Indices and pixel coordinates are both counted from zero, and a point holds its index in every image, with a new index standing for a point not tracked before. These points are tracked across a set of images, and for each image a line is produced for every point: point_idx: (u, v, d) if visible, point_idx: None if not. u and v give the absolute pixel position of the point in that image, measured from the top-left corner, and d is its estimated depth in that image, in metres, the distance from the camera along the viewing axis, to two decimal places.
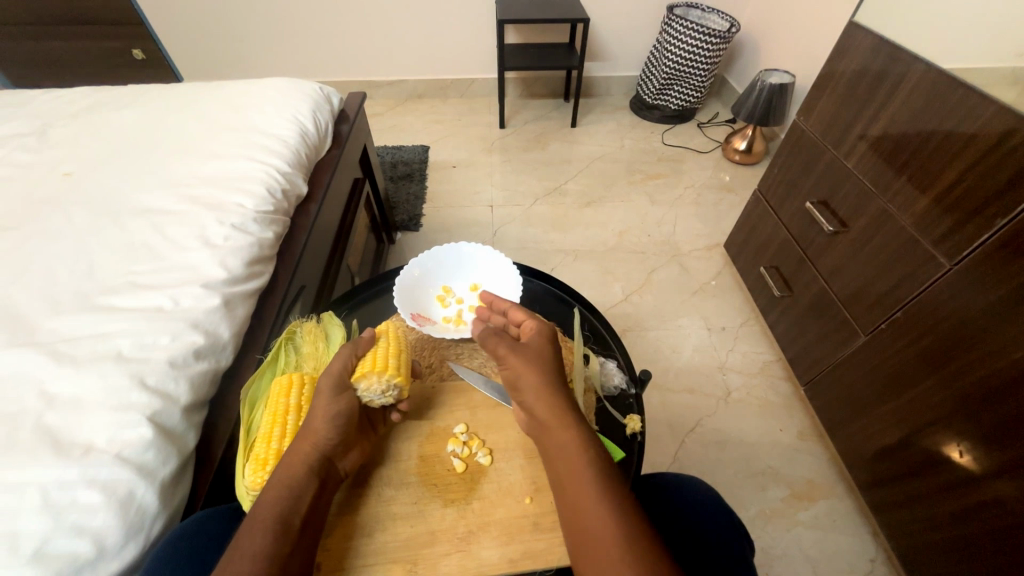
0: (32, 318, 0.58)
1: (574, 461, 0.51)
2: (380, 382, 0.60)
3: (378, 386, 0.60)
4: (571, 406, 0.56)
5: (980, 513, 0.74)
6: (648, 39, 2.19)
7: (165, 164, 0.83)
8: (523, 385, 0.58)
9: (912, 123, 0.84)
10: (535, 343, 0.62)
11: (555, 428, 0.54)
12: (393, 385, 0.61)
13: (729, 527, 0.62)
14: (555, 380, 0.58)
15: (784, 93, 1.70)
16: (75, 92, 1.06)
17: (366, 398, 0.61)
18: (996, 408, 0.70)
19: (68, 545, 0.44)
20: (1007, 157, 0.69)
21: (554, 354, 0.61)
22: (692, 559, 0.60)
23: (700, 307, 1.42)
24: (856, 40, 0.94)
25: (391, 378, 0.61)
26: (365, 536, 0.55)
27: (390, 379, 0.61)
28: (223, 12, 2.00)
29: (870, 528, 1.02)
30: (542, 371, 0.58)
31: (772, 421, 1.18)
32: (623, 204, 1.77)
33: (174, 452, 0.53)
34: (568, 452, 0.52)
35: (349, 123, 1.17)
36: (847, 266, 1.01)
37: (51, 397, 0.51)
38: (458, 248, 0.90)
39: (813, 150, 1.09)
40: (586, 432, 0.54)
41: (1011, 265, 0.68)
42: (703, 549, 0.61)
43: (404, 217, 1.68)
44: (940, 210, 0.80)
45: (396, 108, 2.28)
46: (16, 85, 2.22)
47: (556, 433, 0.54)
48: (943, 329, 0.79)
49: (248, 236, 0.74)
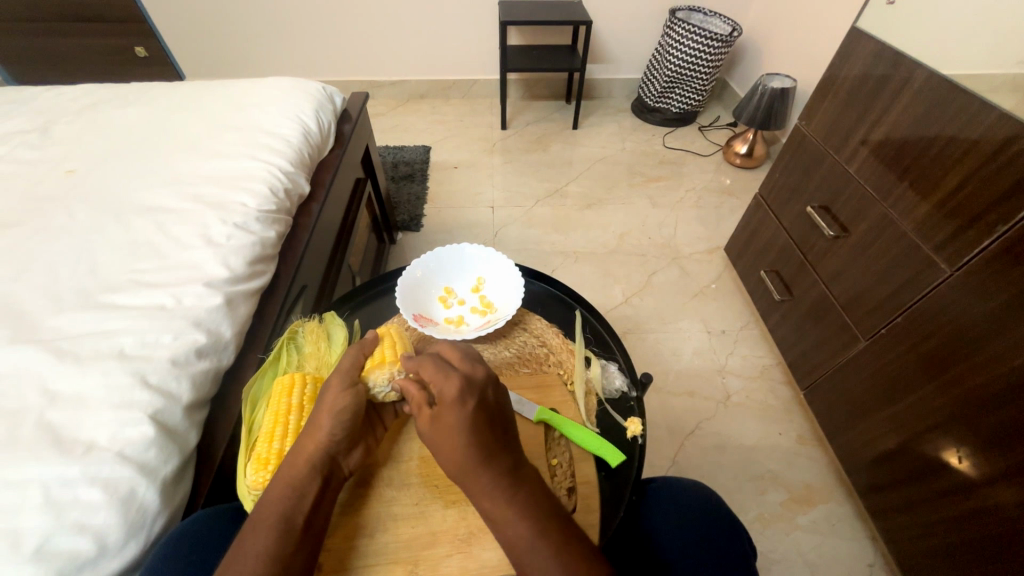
0: (34, 315, 0.58)
1: (509, 534, 0.50)
2: (387, 371, 0.62)
3: (385, 376, 0.62)
4: (507, 475, 0.53)
5: (978, 519, 0.74)
6: (650, 41, 2.20)
7: (168, 162, 0.83)
8: (447, 460, 0.54)
9: (914, 130, 0.84)
10: (445, 414, 0.55)
11: (496, 515, 0.51)
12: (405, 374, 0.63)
13: (719, 536, 0.62)
14: (480, 453, 0.53)
15: (785, 97, 1.71)
16: (78, 89, 1.06)
17: (378, 390, 0.62)
18: (994, 413, 0.71)
19: (69, 543, 0.44)
20: (1007, 166, 0.70)
21: (473, 418, 0.54)
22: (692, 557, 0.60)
23: (700, 310, 1.42)
24: (859, 45, 0.94)
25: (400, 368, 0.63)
26: (366, 537, 0.55)
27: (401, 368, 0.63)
28: (226, 10, 2.00)
29: (868, 532, 1.02)
30: (463, 449, 0.53)
31: (772, 425, 1.18)
32: (625, 206, 1.77)
33: (176, 450, 0.53)
34: (516, 543, 0.50)
35: (352, 123, 1.17)
36: (847, 271, 1.01)
37: (53, 394, 0.51)
38: (459, 249, 0.90)
39: (814, 155, 1.10)
40: (525, 502, 0.52)
41: (1012, 272, 0.68)
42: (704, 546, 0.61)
43: (405, 217, 1.68)
44: (941, 216, 0.80)
45: (398, 108, 2.28)
46: (18, 82, 2.22)
47: (496, 524, 0.51)
48: (943, 335, 0.79)
49: (251, 235, 0.74)
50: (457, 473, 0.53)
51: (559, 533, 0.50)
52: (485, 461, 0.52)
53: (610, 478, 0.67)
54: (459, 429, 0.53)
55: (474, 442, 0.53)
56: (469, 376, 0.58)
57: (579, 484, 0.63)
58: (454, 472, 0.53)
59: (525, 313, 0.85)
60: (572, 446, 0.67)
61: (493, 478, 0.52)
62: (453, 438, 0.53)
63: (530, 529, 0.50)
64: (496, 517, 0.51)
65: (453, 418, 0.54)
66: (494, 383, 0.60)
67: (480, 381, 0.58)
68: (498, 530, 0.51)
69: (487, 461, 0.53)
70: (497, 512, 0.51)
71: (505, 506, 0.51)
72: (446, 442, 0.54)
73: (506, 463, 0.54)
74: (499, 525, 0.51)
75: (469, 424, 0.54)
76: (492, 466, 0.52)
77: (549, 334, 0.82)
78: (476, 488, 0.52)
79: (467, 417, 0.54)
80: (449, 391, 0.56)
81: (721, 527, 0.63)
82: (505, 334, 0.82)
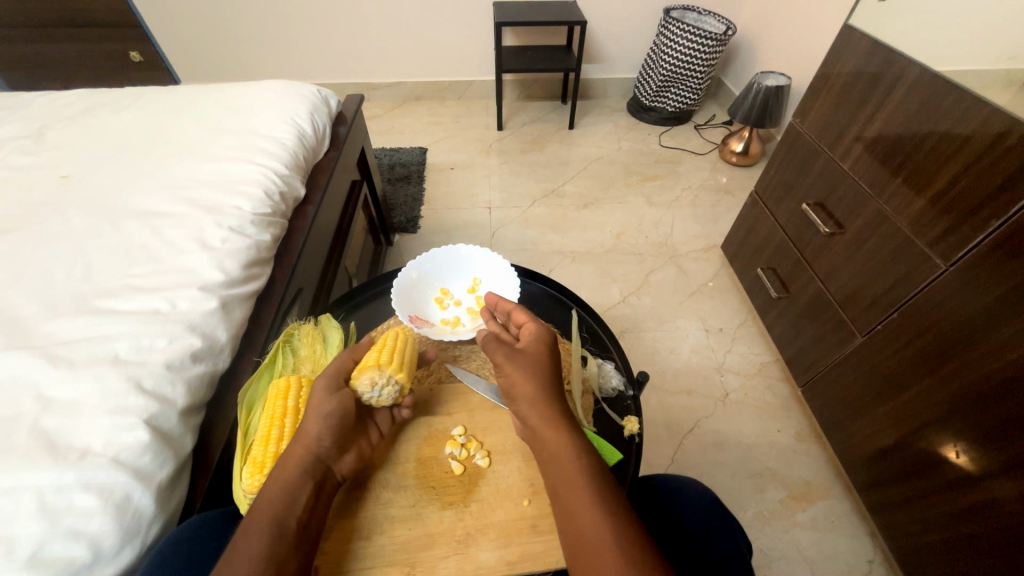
0: (29, 320, 0.58)
1: (563, 460, 0.53)
2: (368, 375, 0.60)
3: (368, 380, 0.60)
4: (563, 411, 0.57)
5: (977, 512, 0.74)
6: (645, 41, 2.20)
7: (162, 165, 0.83)
8: (519, 390, 0.59)
9: (907, 125, 0.84)
10: (528, 352, 0.62)
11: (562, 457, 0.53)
12: (392, 378, 0.61)
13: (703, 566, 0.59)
14: (548, 388, 0.59)
15: (780, 95, 1.71)
16: (73, 94, 1.06)
17: (368, 395, 0.61)
18: (991, 407, 0.71)
19: (64, 550, 0.44)
20: (1000, 160, 0.70)
21: (546, 360, 0.62)
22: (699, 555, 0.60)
23: (697, 308, 1.42)
24: (851, 43, 0.95)
25: (384, 372, 0.61)
26: (363, 539, 0.55)
27: (389, 372, 0.61)
28: (220, 14, 2.00)
29: (868, 529, 1.02)
30: (537, 380, 0.59)
31: (771, 422, 1.18)
32: (621, 205, 1.78)
33: (171, 455, 0.53)
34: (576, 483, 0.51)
35: (348, 126, 1.17)
36: (843, 266, 1.02)
37: (47, 400, 0.51)
38: (456, 249, 0.90)
39: (809, 151, 1.10)
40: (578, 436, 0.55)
41: (1007, 265, 0.68)
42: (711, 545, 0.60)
43: (402, 218, 1.69)
44: (935, 211, 0.80)
45: (394, 110, 2.29)
46: (13, 88, 2.22)
47: (558, 466, 0.53)
48: (939, 330, 0.79)
49: (245, 238, 0.74)
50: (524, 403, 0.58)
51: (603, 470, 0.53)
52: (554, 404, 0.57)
53: None
54: (537, 367, 0.60)
55: (547, 379, 0.60)
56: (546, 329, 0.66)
57: None
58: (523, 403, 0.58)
59: None
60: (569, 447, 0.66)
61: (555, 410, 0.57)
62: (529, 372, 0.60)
63: (588, 474, 0.52)
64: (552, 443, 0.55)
65: (533, 355, 0.62)
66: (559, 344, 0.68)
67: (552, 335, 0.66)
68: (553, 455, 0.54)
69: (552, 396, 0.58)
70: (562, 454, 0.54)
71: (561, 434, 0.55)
72: (521, 375, 0.59)
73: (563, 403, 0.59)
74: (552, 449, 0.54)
75: (542, 366, 0.61)
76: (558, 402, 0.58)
77: None
78: (542, 430, 0.56)
79: (546, 360, 0.62)
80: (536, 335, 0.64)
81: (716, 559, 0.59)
82: None
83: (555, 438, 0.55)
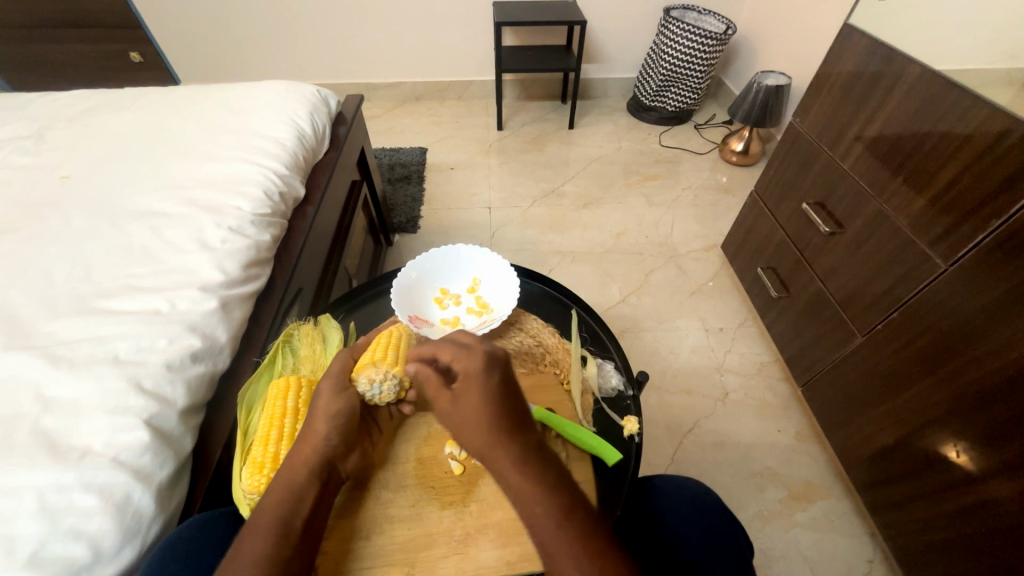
0: (29, 320, 0.58)
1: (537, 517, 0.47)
2: (366, 374, 0.61)
3: (367, 379, 0.61)
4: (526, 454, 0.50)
5: (977, 512, 0.74)
6: (645, 40, 2.20)
7: (162, 166, 0.83)
8: (471, 438, 0.52)
9: (908, 124, 0.84)
10: (469, 387, 0.53)
11: (534, 516, 0.47)
12: (389, 373, 0.62)
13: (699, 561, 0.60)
14: (503, 433, 0.51)
15: (780, 95, 1.71)
16: (73, 94, 1.06)
17: (370, 394, 0.61)
18: (991, 407, 0.71)
19: (64, 550, 0.44)
20: (1001, 159, 0.70)
21: (493, 396, 0.53)
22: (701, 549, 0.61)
23: (697, 308, 1.42)
24: (851, 42, 0.95)
25: (380, 368, 0.62)
26: (363, 539, 0.55)
27: (385, 368, 0.62)
28: (220, 15, 2.00)
29: (868, 529, 1.02)
30: (489, 427, 0.51)
31: (770, 422, 1.18)
32: (621, 205, 1.78)
33: (171, 455, 0.53)
34: (555, 544, 0.46)
35: (347, 125, 1.17)
36: (843, 266, 1.01)
37: (48, 400, 0.51)
38: (456, 249, 0.90)
39: (809, 151, 1.10)
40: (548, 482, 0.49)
41: (1007, 265, 0.68)
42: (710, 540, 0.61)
43: (402, 218, 1.69)
44: (936, 210, 0.80)
45: (395, 110, 2.29)
46: (13, 88, 2.22)
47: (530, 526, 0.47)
48: (940, 329, 0.79)
49: (245, 238, 0.74)
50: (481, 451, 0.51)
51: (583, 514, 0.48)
52: (514, 451, 0.50)
53: (609, 477, 0.66)
54: (488, 406, 0.52)
55: (499, 421, 0.51)
56: (492, 352, 0.57)
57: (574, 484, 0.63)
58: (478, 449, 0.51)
59: (522, 313, 0.85)
60: (569, 446, 0.66)
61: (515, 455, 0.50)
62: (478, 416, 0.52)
63: (568, 531, 0.46)
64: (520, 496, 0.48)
65: (476, 393, 0.53)
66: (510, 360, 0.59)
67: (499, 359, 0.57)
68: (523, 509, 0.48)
69: (509, 438, 0.51)
70: (533, 511, 0.47)
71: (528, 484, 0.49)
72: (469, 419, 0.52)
73: (524, 443, 0.51)
74: (522, 503, 0.48)
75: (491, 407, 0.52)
76: (515, 442, 0.51)
77: (545, 334, 0.81)
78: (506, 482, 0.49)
79: (495, 392, 0.53)
80: (476, 367, 0.54)
81: (713, 555, 0.60)
82: (500, 334, 0.81)
83: (522, 492, 0.48)
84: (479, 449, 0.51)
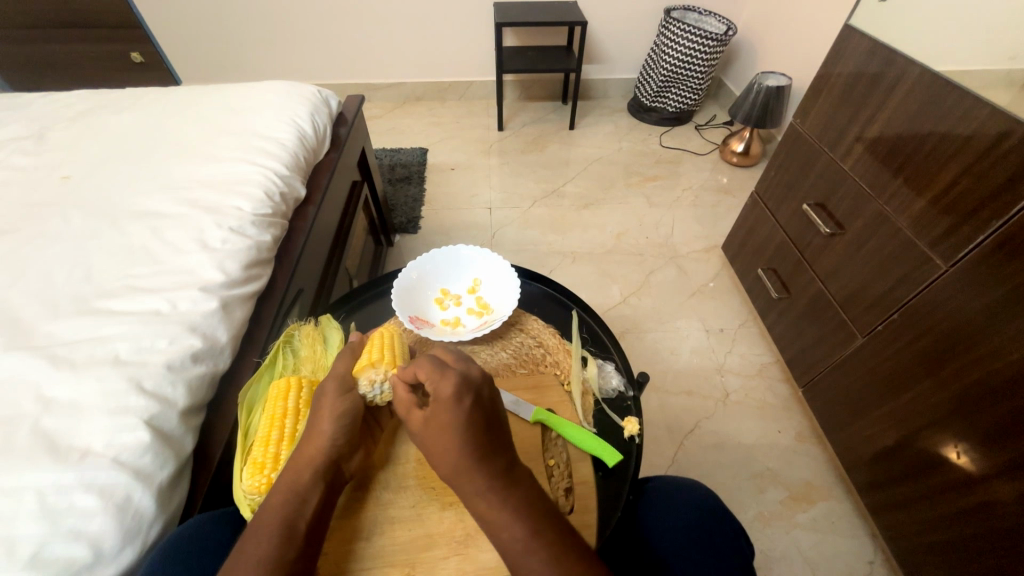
0: (30, 320, 0.58)
1: (504, 541, 0.49)
2: (365, 377, 0.60)
3: (367, 381, 0.60)
4: (496, 479, 0.51)
5: (978, 514, 0.74)
6: (645, 41, 2.20)
7: (163, 166, 0.83)
8: (440, 463, 0.53)
9: (908, 125, 0.84)
10: (440, 413, 0.53)
11: (503, 540, 0.49)
12: (388, 374, 0.61)
13: (702, 557, 0.60)
14: (471, 459, 0.51)
15: (781, 95, 1.71)
16: (74, 95, 1.06)
17: (370, 394, 0.61)
18: (992, 409, 0.71)
19: (64, 550, 0.44)
20: (1001, 160, 0.70)
21: (463, 423, 0.52)
22: (701, 546, 0.61)
23: (698, 309, 1.42)
24: (852, 43, 0.95)
25: (379, 369, 0.61)
26: (363, 540, 0.56)
27: (384, 369, 0.61)
28: (221, 15, 2.00)
29: (868, 530, 1.02)
30: (456, 454, 0.52)
31: (771, 423, 1.18)
32: (622, 205, 1.78)
33: (172, 455, 0.53)
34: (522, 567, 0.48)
35: (348, 126, 1.17)
36: (844, 268, 1.01)
37: (49, 400, 0.51)
38: (456, 250, 0.90)
39: (809, 152, 1.10)
40: (517, 507, 0.51)
41: (1008, 266, 0.68)
42: (711, 538, 0.62)
43: (402, 219, 1.69)
44: (936, 211, 0.80)
45: (395, 110, 2.29)
46: (13, 89, 2.22)
47: (499, 549, 0.50)
48: (940, 330, 0.79)
49: (246, 239, 0.74)
50: (452, 478, 0.52)
51: (554, 537, 0.49)
52: (483, 478, 0.51)
53: (610, 478, 0.66)
54: (458, 435, 0.52)
55: (468, 448, 0.52)
56: (466, 375, 0.55)
57: (575, 484, 0.63)
58: (446, 473, 0.52)
59: (522, 314, 0.85)
60: (570, 446, 0.67)
61: (485, 481, 0.51)
62: (446, 443, 0.52)
63: (534, 556, 0.48)
64: (488, 519, 0.50)
65: (446, 423, 0.52)
66: (489, 382, 0.58)
67: (475, 382, 0.56)
68: (491, 531, 0.50)
69: (480, 463, 0.51)
70: (501, 536, 0.49)
71: (496, 509, 0.50)
72: (439, 444, 0.52)
73: (494, 468, 0.52)
74: (492, 526, 0.50)
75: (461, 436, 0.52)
76: (486, 468, 0.52)
77: (546, 334, 0.81)
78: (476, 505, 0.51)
79: (465, 419, 0.53)
80: (448, 394, 0.53)
81: (714, 552, 0.61)
82: (501, 335, 0.81)
83: (490, 516, 0.50)
84: (449, 474, 0.52)
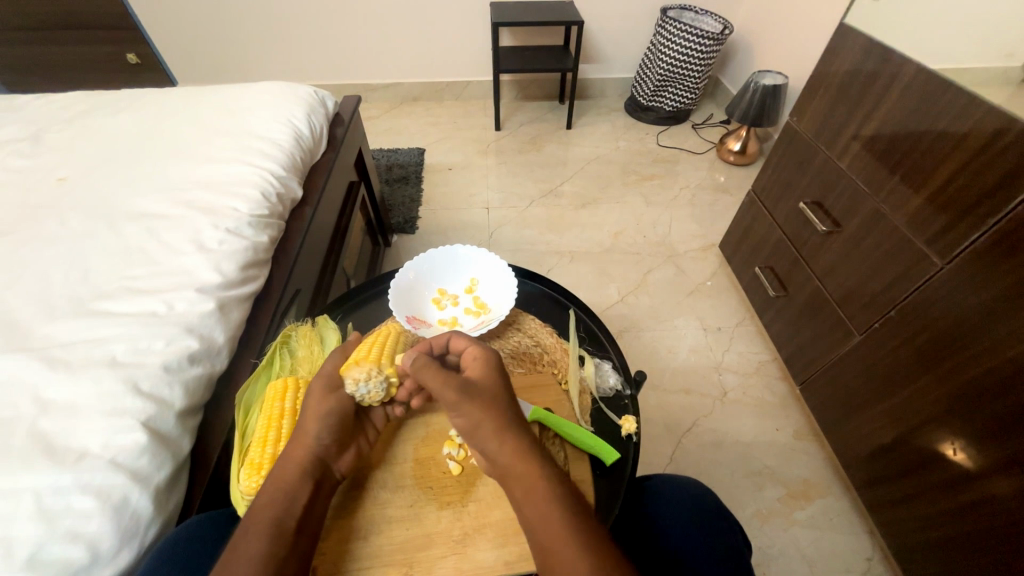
0: (27, 322, 0.58)
1: (543, 499, 0.50)
2: (349, 376, 0.60)
3: (353, 380, 0.60)
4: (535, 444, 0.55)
5: (976, 510, 0.74)
6: (642, 40, 2.20)
7: (160, 167, 0.83)
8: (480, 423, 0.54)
9: (905, 123, 0.84)
10: (482, 379, 0.58)
11: (544, 493, 0.51)
12: (371, 369, 0.60)
13: (704, 541, 0.61)
14: (514, 421, 0.55)
15: (778, 94, 1.71)
16: (70, 96, 1.06)
17: (358, 394, 0.60)
18: (990, 405, 0.71)
19: (62, 552, 0.44)
20: (998, 157, 0.70)
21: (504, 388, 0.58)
22: (698, 530, 0.63)
23: (696, 307, 1.43)
24: (848, 42, 0.95)
25: (362, 367, 0.61)
26: (361, 539, 0.56)
27: (368, 366, 0.61)
28: (217, 16, 2.00)
29: (867, 527, 1.02)
30: (501, 414, 0.55)
31: (769, 420, 1.18)
32: (619, 204, 1.78)
33: (169, 456, 0.53)
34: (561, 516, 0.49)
35: (345, 126, 1.17)
36: (841, 265, 1.01)
37: (46, 402, 0.51)
38: (453, 250, 0.90)
39: (806, 150, 1.10)
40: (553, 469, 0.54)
41: (1005, 263, 0.68)
42: (704, 518, 0.64)
43: (400, 219, 1.69)
44: (933, 209, 0.80)
45: (393, 110, 2.28)
46: (9, 91, 2.22)
47: (536, 503, 0.50)
48: (937, 327, 0.79)
49: (243, 240, 0.74)
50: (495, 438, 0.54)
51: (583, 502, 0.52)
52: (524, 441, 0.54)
53: (607, 478, 0.66)
54: (503, 398, 0.57)
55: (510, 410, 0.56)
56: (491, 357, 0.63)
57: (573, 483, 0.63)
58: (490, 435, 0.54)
59: (520, 313, 0.85)
60: (568, 446, 0.66)
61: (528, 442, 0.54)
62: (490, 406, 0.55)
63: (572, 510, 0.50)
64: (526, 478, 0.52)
65: (489, 389, 0.57)
66: None
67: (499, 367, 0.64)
68: (528, 489, 0.51)
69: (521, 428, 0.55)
70: (540, 493, 0.51)
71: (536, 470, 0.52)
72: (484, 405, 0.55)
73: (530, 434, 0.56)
74: (530, 485, 0.52)
75: (503, 398, 0.57)
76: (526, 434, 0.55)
77: (543, 333, 0.82)
78: (516, 466, 0.53)
79: (503, 388, 0.58)
80: (486, 363, 0.60)
81: (711, 532, 0.62)
82: (499, 335, 0.81)
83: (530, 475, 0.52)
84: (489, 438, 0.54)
